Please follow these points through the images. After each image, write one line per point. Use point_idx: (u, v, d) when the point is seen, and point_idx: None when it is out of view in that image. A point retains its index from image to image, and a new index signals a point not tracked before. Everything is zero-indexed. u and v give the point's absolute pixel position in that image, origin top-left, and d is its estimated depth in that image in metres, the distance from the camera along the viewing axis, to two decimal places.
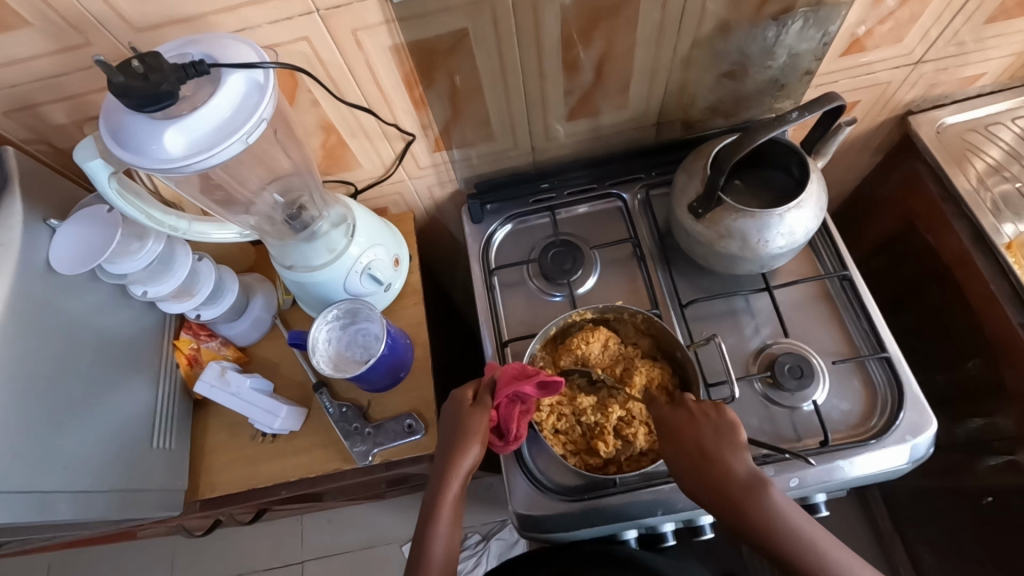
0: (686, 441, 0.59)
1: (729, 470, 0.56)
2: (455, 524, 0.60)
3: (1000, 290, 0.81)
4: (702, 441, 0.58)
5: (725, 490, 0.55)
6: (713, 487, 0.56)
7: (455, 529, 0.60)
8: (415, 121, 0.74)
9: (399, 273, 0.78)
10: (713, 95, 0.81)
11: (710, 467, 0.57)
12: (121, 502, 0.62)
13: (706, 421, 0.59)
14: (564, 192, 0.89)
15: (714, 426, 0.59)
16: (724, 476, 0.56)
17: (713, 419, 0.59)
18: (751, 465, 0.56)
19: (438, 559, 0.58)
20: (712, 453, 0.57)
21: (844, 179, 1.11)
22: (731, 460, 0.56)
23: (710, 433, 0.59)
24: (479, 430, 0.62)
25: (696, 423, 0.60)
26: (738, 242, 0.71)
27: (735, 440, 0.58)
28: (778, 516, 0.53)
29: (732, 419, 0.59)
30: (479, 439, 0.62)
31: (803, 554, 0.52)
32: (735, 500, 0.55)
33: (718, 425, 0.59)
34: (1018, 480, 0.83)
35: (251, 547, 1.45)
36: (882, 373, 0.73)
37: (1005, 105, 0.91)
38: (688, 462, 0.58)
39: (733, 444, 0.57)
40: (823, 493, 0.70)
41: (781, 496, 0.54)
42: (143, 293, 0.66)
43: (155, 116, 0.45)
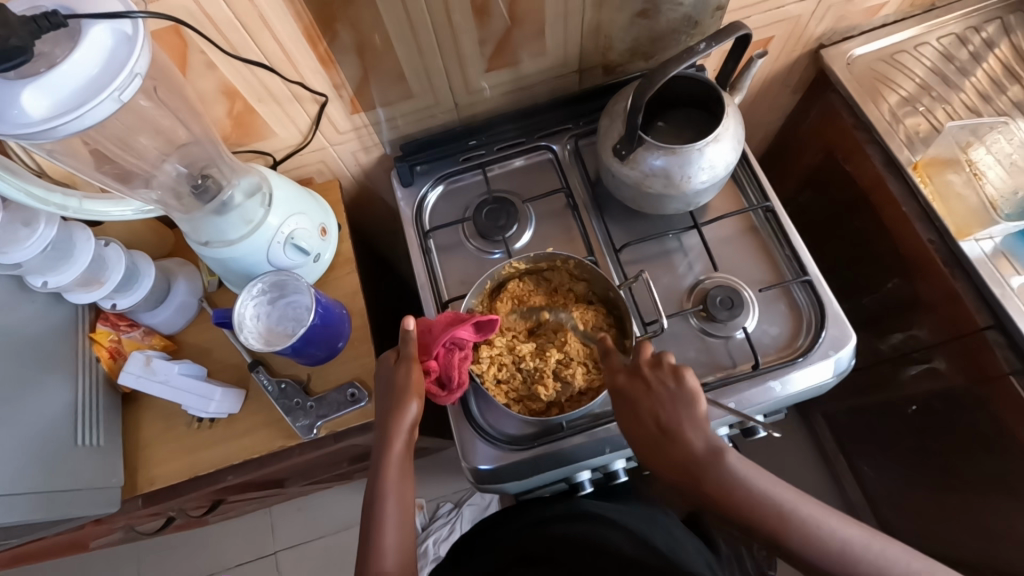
0: (650, 436, 0.58)
1: (688, 447, 0.55)
2: (404, 482, 0.59)
3: (910, 210, 0.85)
4: (668, 440, 0.56)
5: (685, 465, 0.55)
6: (680, 475, 0.55)
7: (404, 488, 0.59)
8: (324, 80, 0.70)
9: (327, 242, 0.76)
10: (629, 37, 0.80)
11: (676, 467, 0.55)
12: (45, 504, 0.59)
13: (666, 413, 0.57)
14: (493, 147, 0.87)
15: (673, 411, 0.57)
16: (688, 469, 0.55)
17: (673, 410, 0.57)
18: (709, 435, 0.55)
19: (390, 516, 0.57)
20: (674, 451, 0.56)
21: (769, 119, 1.14)
22: (689, 434, 0.56)
23: (667, 403, 0.57)
24: (412, 385, 0.61)
25: (659, 415, 0.57)
26: (662, 180, 0.72)
27: (698, 430, 0.56)
28: (741, 488, 0.52)
29: (691, 388, 0.57)
30: (413, 394, 0.61)
31: (780, 525, 0.51)
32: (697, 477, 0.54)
33: (674, 417, 0.57)
34: (937, 385, 0.89)
35: (220, 543, 1.42)
36: (806, 297, 0.77)
37: (909, 33, 0.94)
38: (647, 438, 0.58)
39: (695, 436, 0.55)
40: (760, 414, 0.73)
41: (741, 467, 0.53)
42: (43, 284, 0.62)
43: (9, 76, 0.41)
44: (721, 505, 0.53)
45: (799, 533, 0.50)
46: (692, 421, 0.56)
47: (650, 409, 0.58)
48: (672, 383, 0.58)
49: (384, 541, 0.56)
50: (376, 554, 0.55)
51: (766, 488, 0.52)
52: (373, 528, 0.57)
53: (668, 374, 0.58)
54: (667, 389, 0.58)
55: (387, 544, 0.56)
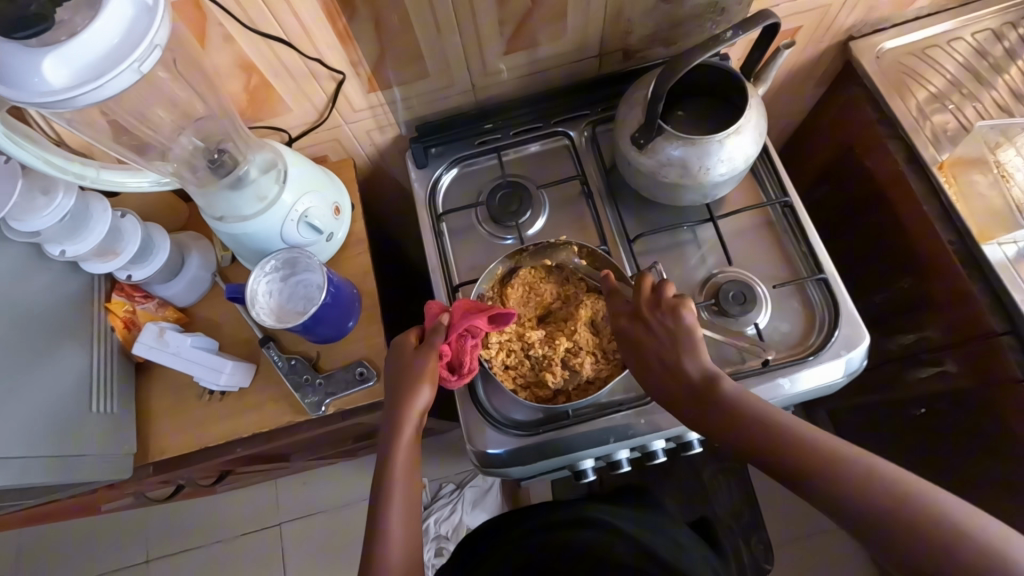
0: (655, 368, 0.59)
1: (686, 375, 0.56)
2: (411, 468, 0.60)
3: (931, 210, 0.83)
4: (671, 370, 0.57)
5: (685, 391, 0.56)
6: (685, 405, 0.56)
7: (411, 473, 0.60)
8: (342, 57, 0.70)
9: (340, 221, 0.76)
10: (652, 22, 0.78)
11: (677, 394, 0.57)
12: (61, 467, 0.60)
13: (668, 344, 0.58)
14: (509, 131, 0.86)
15: (670, 340, 0.58)
16: (689, 397, 0.56)
17: (675, 341, 0.58)
18: (705, 365, 0.56)
19: (397, 499, 0.58)
20: (679, 380, 0.57)
21: (791, 111, 1.12)
22: (686, 363, 0.56)
23: (664, 333, 0.58)
24: (424, 371, 0.62)
25: (662, 347, 0.58)
26: (679, 171, 0.71)
27: (698, 359, 0.56)
28: (741, 416, 0.52)
29: (688, 318, 0.58)
30: (425, 381, 0.61)
31: (786, 453, 0.49)
32: (698, 404, 0.55)
33: (676, 349, 0.57)
34: (947, 389, 0.88)
35: (226, 512, 1.46)
36: (820, 295, 0.76)
37: (943, 26, 0.91)
38: (649, 369, 0.59)
39: (696, 365, 0.56)
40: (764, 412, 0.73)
41: (739, 394, 0.53)
42: (60, 253, 0.63)
43: (29, 44, 0.41)
44: (726, 432, 0.53)
45: (808, 462, 0.48)
46: (693, 352, 0.57)
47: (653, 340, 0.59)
48: (667, 310, 0.59)
49: (389, 525, 0.57)
50: (381, 539, 0.56)
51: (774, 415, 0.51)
52: (380, 512, 0.58)
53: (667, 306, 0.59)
54: (665, 317, 0.59)
55: (392, 529, 0.57)
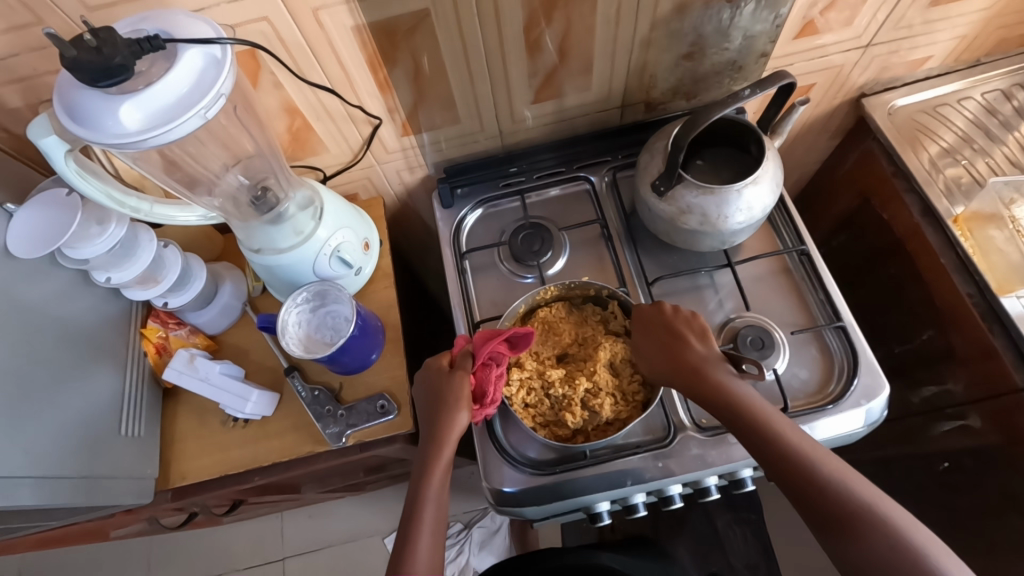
0: (676, 370, 0.64)
1: (697, 356, 0.64)
2: (445, 489, 0.61)
3: (948, 262, 0.85)
4: (698, 376, 0.62)
5: (693, 369, 0.63)
6: (692, 382, 0.63)
7: (444, 494, 0.61)
8: (380, 104, 0.74)
9: (368, 256, 0.79)
10: (673, 77, 0.83)
11: (688, 372, 0.63)
12: (90, 488, 0.62)
13: (695, 352, 0.64)
14: (533, 175, 0.90)
15: (685, 331, 0.66)
16: (698, 375, 0.62)
17: (701, 348, 0.65)
18: (713, 350, 0.65)
19: (429, 519, 0.58)
20: (705, 387, 0.61)
21: (806, 161, 1.15)
22: (698, 349, 0.64)
23: (683, 325, 0.67)
24: (462, 394, 0.64)
25: (690, 357, 0.64)
26: (698, 218, 0.73)
27: (723, 367, 0.63)
28: (747, 402, 0.59)
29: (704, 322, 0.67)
30: (464, 403, 0.63)
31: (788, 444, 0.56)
32: (705, 380, 0.62)
33: (703, 360, 0.64)
34: (970, 444, 0.86)
35: (230, 544, 1.43)
36: (839, 343, 0.76)
37: (953, 86, 0.95)
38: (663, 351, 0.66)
39: (723, 374, 0.62)
40: (750, 468, 0.70)
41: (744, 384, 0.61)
42: (105, 280, 0.66)
43: (109, 91, 0.45)
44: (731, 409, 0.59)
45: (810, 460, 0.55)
46: (716, 364, 0.63)
47: (680, 351, 0.65)
48: (691, 326, 0.67)
49: (419, 540, 0.57)
50: (410, 553, 0.56)
51: (797, 434, 0.57)
52: (412, 526, 0.58)
53: (694, 325, 0.67)
54: (689, 331, 0.66)
55: (420, 543, 0.56)
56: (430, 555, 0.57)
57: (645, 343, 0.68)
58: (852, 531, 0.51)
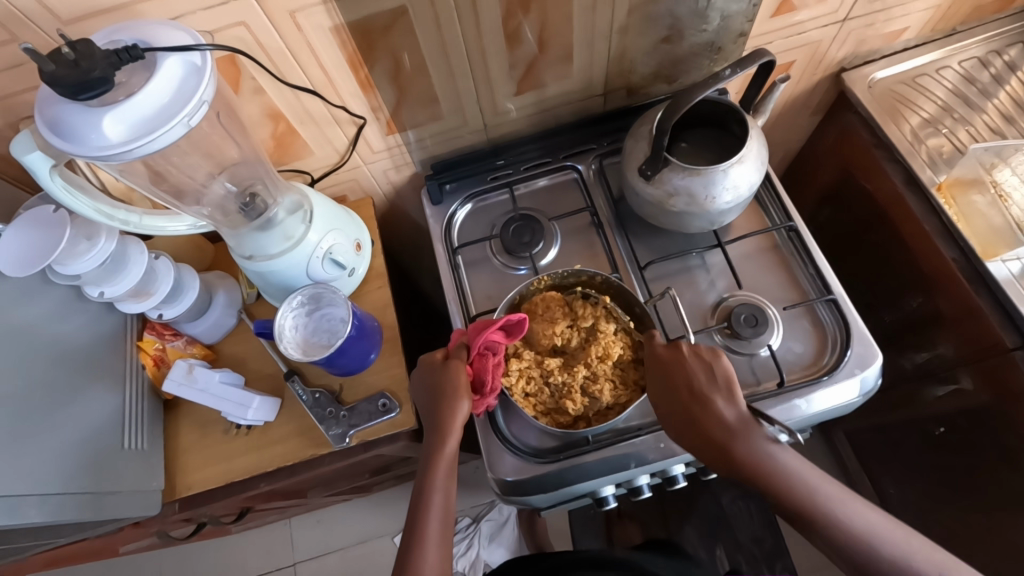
0: (691, 435, 0.60)
1: (717, 417, 0.60)
2: (451, 481, 0.62)
3: (932, 228, 0.85)
4: (724, 444, 0.58)
5: (713, 435, 0.59)
6: (713, 449, 0.59)
7: (450, 484, 0.62)
8: (363, 103, 0.74)
9: (361, 257, 0.79)
10: (652, 62, 0.83)
11: (706, 436, 0.60)
12: (97, 504, 0.62)
13: (716, 413, 0.60)
14: (519, 167, 0.90)
15: (706, 385, 0.61)
16: (718, 443, 0.59)
17: (723, 409, 0.60)
18: (739, 409, 0.60)
19: (436, 512, 0.59)
20: (734, 460, 0.58)
21: (789, 139, 1.15)
22: (719, 409, 0.60)
23: (702, 376, 0.62)
24: (460, 385, 0.64)
25: (711, 420, 0.60)
26: (686, 200, 0.74)
27: (747, 429, 0.59)
28: (766, 462, 0.57)
29: (726, 367, 0.61)
30: (464, 392, 0.64)
31: (799, 497, 0.56)
32: (726, 448, 0.58)
33: (727, 422, 0.59)
34: (964, 406, 0.88)
35: (239, 553, 1.44)
36: (831, 315, 0.77)
37: (930, 56, 0.96)
38: (677, 412, 0.61)
39: (745, 442, 0.58)
40: None
41: (765, 442, 0.58)
42: (98, 294, 0.66)
43: (91, 104, 0.45)
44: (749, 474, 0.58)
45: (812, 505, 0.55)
46: (744, 425, 0.59)
47: (699, 412, 0.60)
48: (716, 380, 0.61)
49: (427, 530, 0.58)
50: (419, 544, 0.58)
51: (814, 480, 0.57)
52: (420, 516, 0.59)
53: (718, 379, 0.61)
54: (715, 387, 0.61)
55: (428, 537, 0.58)
56: (438, 542, 0.58)
57: (663, 396, 0.63)
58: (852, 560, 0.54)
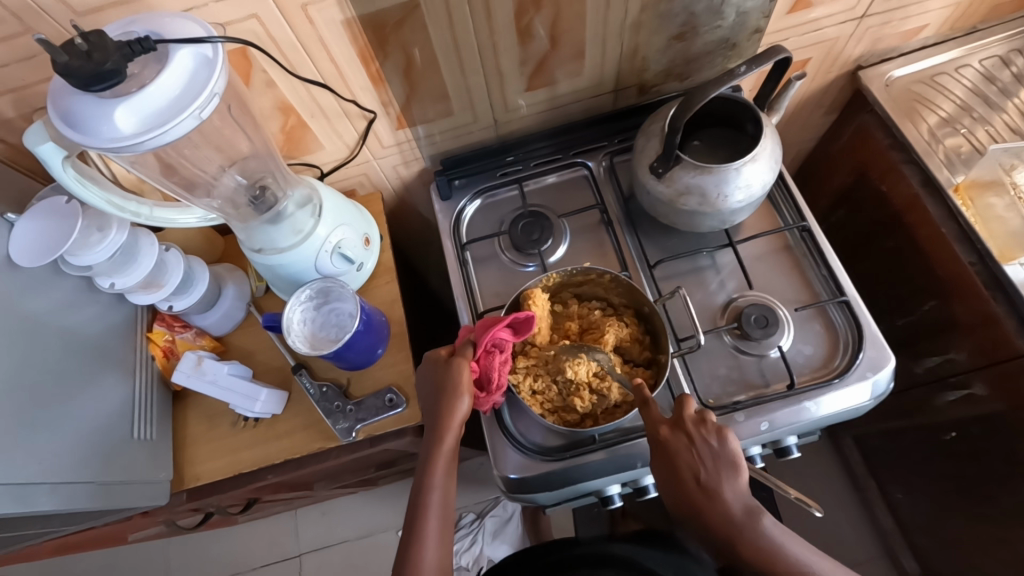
0: (697, 520, 0.59)
1: (724, 507, 0.57)
2: (451, 477, 0.62)
3: (949, 232, 0.84)
4: (725, 532, 0.57)
5: (720, 525, 0.57)
6: (720, 538, 0.57)
7: (450, 481, 0.62)
8: (374, 98, 0.74)
9: (369, 252, 0.79)
10: (666, 58, 0.82)
11: (713, 526, 0.58)
12: (107, 493, 0.62)
13: (722, 503, 0.57)
14: (529, 164, 0.89)
15: (713, 471, 0.58)
16: (726, 534, 0.57)
17: (729, 499, 0.58)
18: (745, 497, 0.58)
19: (434, 508, 0.60)
20: (741, 551, 0.57)
21: (803, 138, 1.14)
22: (726, 497, 0.58)
23: (708, 462, 0.59)
24: (463, 382, 0.63)
25: (718, 511, 0.57)
26: (697, 198, 0.73)
27: (754, 519, 0.57)
28: (774, 553, 0.56)
29: (733, 449, 0.58)
30: (466, 390, 0.63)
31: None
32: (734, 539, 0.57)
33: (730, 509, 0.57)
34: (977, 412, 0.86)
35: (244, 543, 1.45)
36: (843, 317, 0.76)
37: (949, 55, 0.94)
38: (683, 498, 0.59)
39: (753, 534, 0.56)
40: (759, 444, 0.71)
41: (773, 531, 0.56)
42: (110, 285, 0.66)
43: (103, 95, 0.45)
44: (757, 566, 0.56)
45: None
46: (747, 512, 0.57)
47: (705, 500, 0.58)
48: (723, 461, 0.58)
49: (426, 527, 0.59)
50: (417, 541, 0.59)
51: (812, 563, 0.56)
52: (419, 512, 0.60)
53: (726, 461, 0.58)
54: (721, 469, 0.58)
55: (427, 536, 0.59)
56: (437, 539, 0.59)
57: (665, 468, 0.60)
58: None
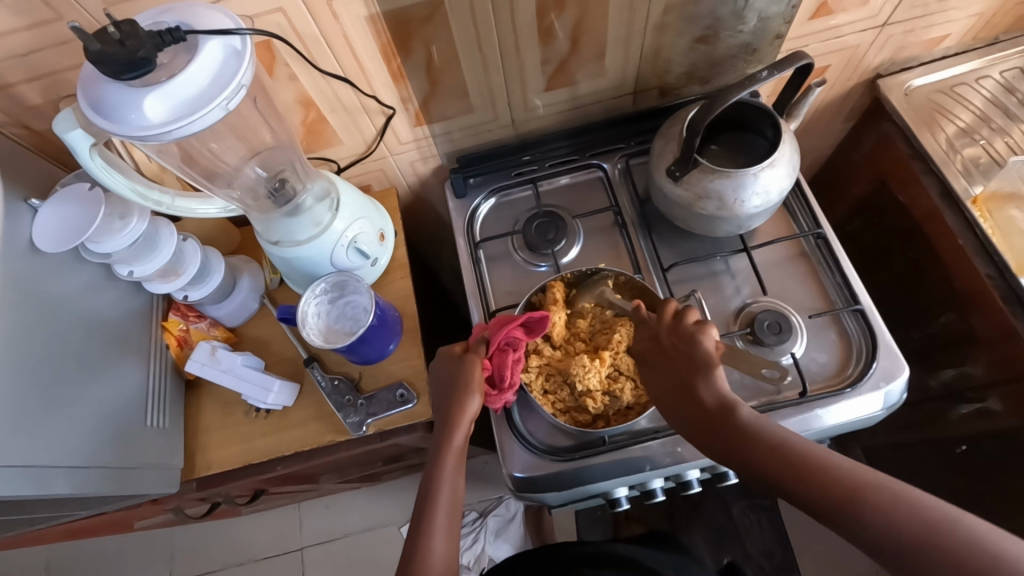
0: (678, 415, 0.61)
1: (698, 398, 0.59)
2: (459, 474, 0.62)
3: (967, 243, 0.83)
4: (697, 420, 0.59)
5: (698, 416, 0.59)
6: (698, 430, 0.59)
7: (458, 476, 0.61)
8: (394, 94, 0.74)
9: (384, 247, 0.79)
10: (686, 62, 0.82)
11: (691, 416, 0.59)
12: (120, 478, 0.63)
13: (696, 395, 0.59)
14: (545, 163, 0.90)
15: (686, 366, 0.60)
16: (703, 423, 0.58)
17: (703, 391, 0.58)
18: (719, 391, 0.58)
19: (443, 502, 0.59)
20: (717, 440, 0.57)
21: (820, 145, 1.13)
22: (700, 389, 0.59)
23: (682, 358, 0.61)
24: (473, 380, 0.64)
25: (694, 401, 0.59)
26: (715, 203, 0.73)
27: (728, 411, 0.57)
28: (750, 441, 0.54)
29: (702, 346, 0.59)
30: (477, 388, 0.63)
31: (789, 470, 0.51)
32: (712, 429, 0.57)
33: (708, 401, 0.58)
34: (991, 426, 0.86)
35: (248, 535, 1.46)
36: (857, 325, 0.76)
37: (971, 65, 0.93)
38: (668, 395, 0.62)
39: (726, 422, 0.56)
40: None
41: (748, 420, 0.55)
42: (128, 273, 0.67)
43: (133, 84, 0.46)
44: (734, 455, 0.55)
45: (810, 480, 0.49)
46: (720, 404, 0.57)
47: (683, 393, 0.60)
48: (692, 358, 0.60)
49: (434, 518, 0.57)
50: (426, 531, 0.57)
51: (790, 450, 0.51)
52: (427, 504, 0.59)
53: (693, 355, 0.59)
54: (688, 364, 0.60)
55: (436, 528, 0.57)
56: (446, 531, 0.57)
57: (654, 373, 0.65)
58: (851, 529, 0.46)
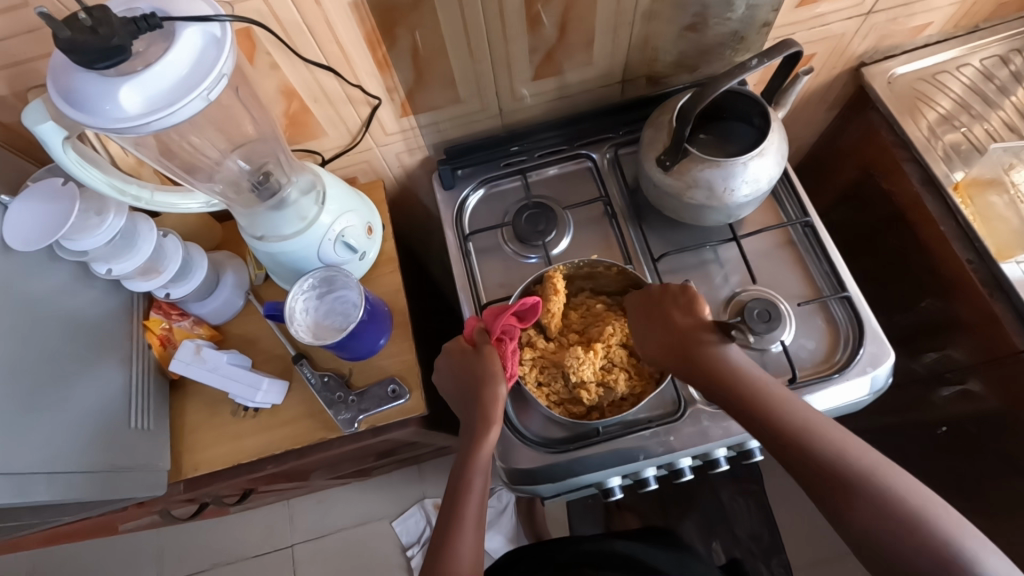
0: (667, 357, 0.65)
1: (699, 340, 0.64)
2: (490, 467, 0.62)
3: (949, 231, 0.85)
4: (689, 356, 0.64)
5: (685, 349, 0.64)
6: (689, 366, 0.63)
7: (490, 469, 0.61)
8: (379, 83, 0.72)
9: (372, 241, 0.78)
10: (675, 50, 0.82)
11: (682, 357, 0.64)
12: (107, 482, 0.61)
13: (681, 328, 0.65)
14: (534, 154, 0.89)
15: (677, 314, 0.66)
16: (691, 355, 0.64)
17: (685, 322, 0.65)
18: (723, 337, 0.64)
19: (474, 497, 0.59)
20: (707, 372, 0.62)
21: (805, 133, 1.14)
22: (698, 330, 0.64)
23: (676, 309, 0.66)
24: (496, 370, 0.63)
25: (681, 336, 0.65)
26: (705, 192, 0.73)
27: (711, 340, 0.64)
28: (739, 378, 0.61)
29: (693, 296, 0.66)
30: (501, 376, 0.63)
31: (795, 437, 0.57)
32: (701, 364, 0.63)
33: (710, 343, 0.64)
34: (972, 409, 0.88)
35: (237, 533, 1.44)
36: (844, 312, 0.77)
37: (951, 53, 0.94)
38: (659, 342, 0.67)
39: (711, 347, 0.63)
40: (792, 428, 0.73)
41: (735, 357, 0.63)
42: (106, 271, 0.64)
43: (107, 73, 0.44)
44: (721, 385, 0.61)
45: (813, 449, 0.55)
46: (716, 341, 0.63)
47: (670, 329, 0.66)
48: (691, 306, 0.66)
49: (466, 511, 0.58)
50: (456, 525, 0.57)
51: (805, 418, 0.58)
52: (459, 498, 0.59)
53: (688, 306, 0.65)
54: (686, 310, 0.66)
55: (465, 526, 0.57)
56: (476, 523, 0.58)
57: (646, 325, 0.68)
58: (842, 517, 0.53)
